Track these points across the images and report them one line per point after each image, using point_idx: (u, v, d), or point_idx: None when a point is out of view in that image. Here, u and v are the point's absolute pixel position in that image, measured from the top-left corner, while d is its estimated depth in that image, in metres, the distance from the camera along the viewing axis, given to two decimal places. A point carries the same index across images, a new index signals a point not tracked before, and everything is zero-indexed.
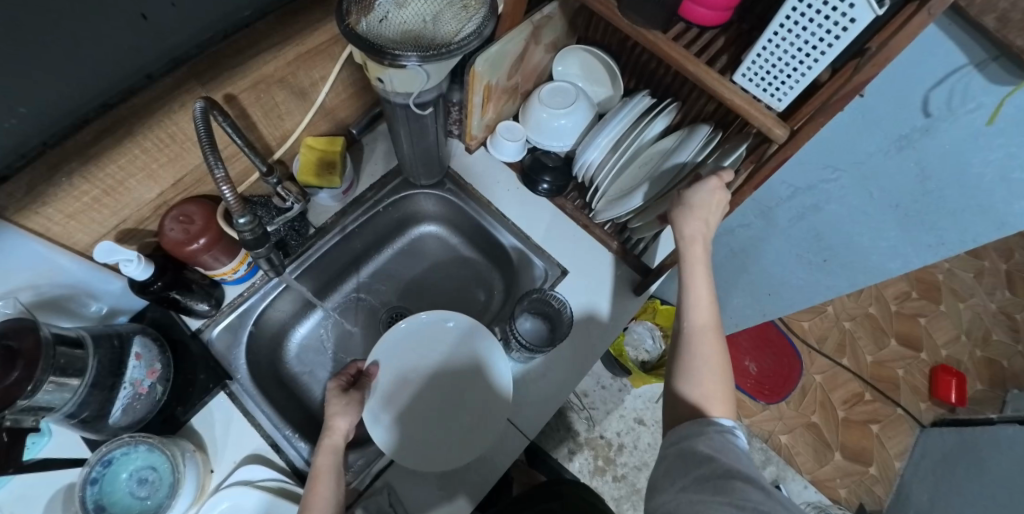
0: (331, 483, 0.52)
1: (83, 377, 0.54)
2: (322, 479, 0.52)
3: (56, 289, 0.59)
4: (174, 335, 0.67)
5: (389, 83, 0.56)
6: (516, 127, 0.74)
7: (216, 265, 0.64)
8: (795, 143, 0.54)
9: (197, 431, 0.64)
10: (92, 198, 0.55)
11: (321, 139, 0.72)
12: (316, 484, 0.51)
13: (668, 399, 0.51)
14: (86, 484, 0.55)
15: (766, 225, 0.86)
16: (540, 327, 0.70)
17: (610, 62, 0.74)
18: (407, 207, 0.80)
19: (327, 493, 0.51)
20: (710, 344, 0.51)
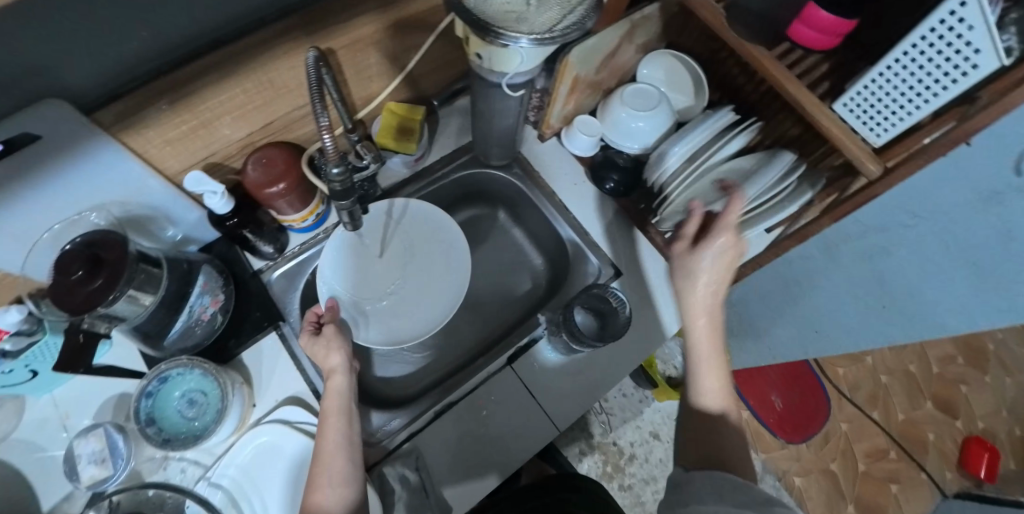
0: (339, 432, 0.54)
1: (156, 296, 0.57)
2: (332, 425, 0.55)
3: (141, 208, 0.62)
4: (238, 271, 0.70)
5: (487, 60, 0.57)
6: (592, 123, 0.74)
7: (286, 211, 0.67)
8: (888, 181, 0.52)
9: (246, 365, 0.67)
10: (190, 128, 0.57)
11: (403, 106, 0.73)
12: (326, 428, 0.54)
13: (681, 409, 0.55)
14: (142, 396, 0.60)
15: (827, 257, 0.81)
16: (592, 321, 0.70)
17: (697, 71, 0.74)
18: (471, 184, 0.82)
19: (336, 438, 0.54)
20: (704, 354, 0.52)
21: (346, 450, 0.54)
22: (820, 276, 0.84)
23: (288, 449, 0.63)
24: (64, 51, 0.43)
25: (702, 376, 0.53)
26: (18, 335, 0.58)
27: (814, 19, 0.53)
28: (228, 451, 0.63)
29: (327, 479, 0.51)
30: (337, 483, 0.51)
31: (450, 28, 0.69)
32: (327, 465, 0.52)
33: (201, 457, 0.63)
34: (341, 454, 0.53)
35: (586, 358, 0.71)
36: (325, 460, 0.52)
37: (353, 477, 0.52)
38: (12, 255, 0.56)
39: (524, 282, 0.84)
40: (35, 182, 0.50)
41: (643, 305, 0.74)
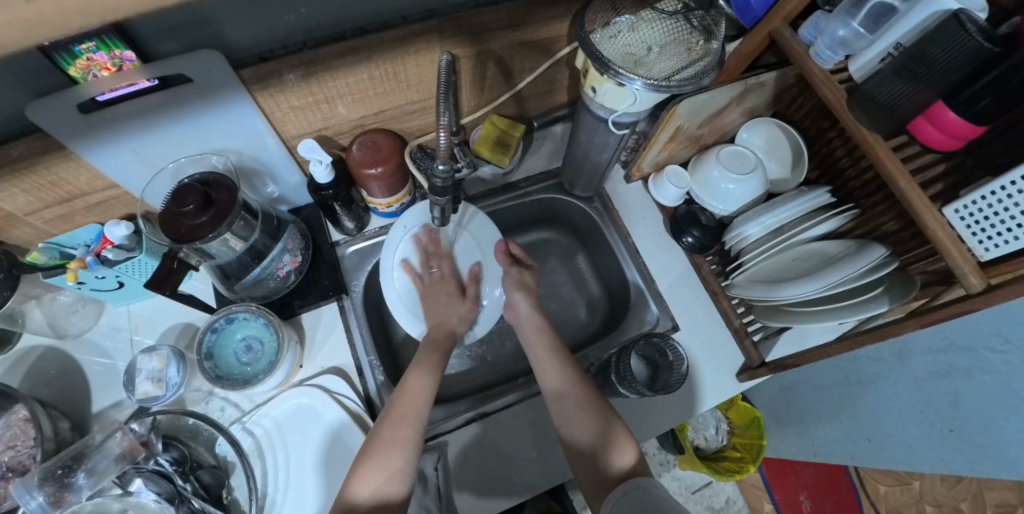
0: (426, 386, 0.60)
1: (246, 242, 0.61)
2: (409, 396, 0.59)
3: (254, 162, 0.68)
4: (319, 239, 0.74)
5: (600, 95, 0.59)
6: (682, 177, 0.75)
7: (376, 195, 0.71)
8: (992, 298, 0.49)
9: (304, 327, 0.70)
10: (314, 100, 0.62)
11: (504, 120, 0.76)
12: (405, 394, 0.59)
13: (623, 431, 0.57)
14: (208, 330, 0.64)
15: (898, 368, 0.77)
16: (646, 370, 0.69)
17: (801, 146, 0.73)
18: (551, 208, 0.84)
19: (416, 407, 0.58)
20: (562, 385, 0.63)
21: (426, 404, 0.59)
22: (888, 383, 0.79)
23: (321, 415, 0.65)
24: (236, 13, 0.48)
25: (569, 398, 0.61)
26: (120, 248, 0.63)
27: (940, 117, 0.51)
28: (267, 402, 0.65)
29: (402, 446, 0.54)
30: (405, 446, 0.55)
31: (566, 57, 0.72)
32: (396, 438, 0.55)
33: (241, 402, 0.66)
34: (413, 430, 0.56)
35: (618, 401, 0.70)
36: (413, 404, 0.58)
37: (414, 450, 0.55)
38: (140, 176, 0.62)
39: (578, 313, 0.85)
40: (177, 118, 0.56)
41: (694, 366, 0.72)
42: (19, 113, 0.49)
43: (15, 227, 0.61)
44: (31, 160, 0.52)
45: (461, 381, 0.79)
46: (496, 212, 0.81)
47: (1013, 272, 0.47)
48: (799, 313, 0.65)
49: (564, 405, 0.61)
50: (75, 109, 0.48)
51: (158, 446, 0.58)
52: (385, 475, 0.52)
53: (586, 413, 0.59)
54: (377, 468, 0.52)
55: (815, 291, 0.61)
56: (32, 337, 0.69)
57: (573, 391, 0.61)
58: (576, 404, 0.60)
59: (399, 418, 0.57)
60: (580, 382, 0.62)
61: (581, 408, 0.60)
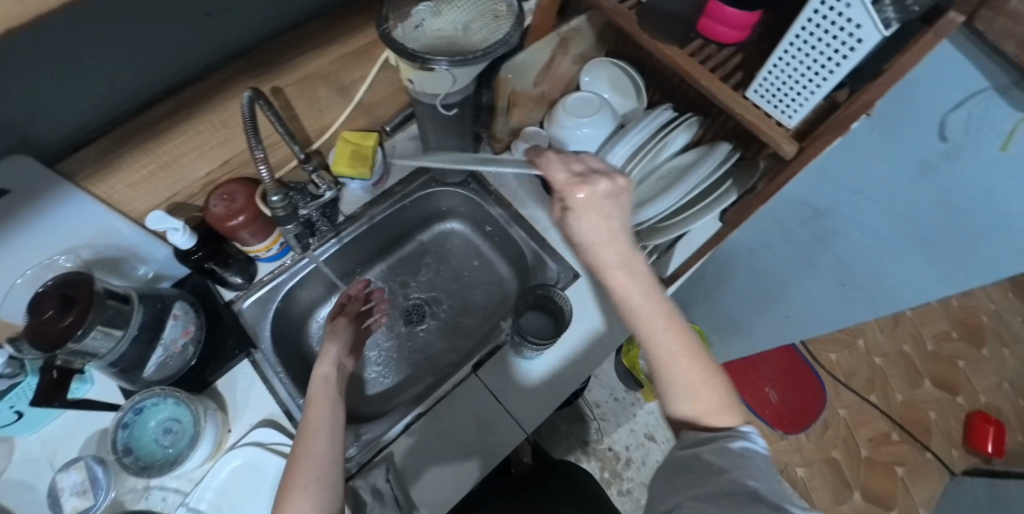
0: (323, 413, 0.51)
1: (128, 329, 0.60)
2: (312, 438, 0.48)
3: (112, 249, 0.66)
4: (209, 304, 0.72)
5: (418, 84, 0.60)
6: (541, 135, 0.77)
7: (251, 242, 0.70)
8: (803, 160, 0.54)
9: (220, 393, 0.69)
10: (150, 170, 0.61)
11: (355, 133, 0.76)
12: (312, 412, 0.51)
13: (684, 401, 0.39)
14: (118, 427, 0.62)
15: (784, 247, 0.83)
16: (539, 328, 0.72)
17: (637, 77, 0.77)
18: (433, 203, 0.86)
19: (320, 417, 0.50)
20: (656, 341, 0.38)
21: (330, 438, 0.49)
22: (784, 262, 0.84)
23: (261, 470, 0.64)
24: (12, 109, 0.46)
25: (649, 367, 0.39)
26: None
27: (721, 14, 0.55)
28: (204, 475, 0.65)
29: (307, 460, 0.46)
30: (313, 481, 0.44)
31: None
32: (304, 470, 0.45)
33: (180, 484, 0.65)
34: (333, 469, 0.47)
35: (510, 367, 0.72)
36: (314, 420, 0.50)
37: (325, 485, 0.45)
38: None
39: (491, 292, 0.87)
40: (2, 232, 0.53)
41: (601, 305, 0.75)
42: None
43: None
44: None
45: (399, 394, 0.81)
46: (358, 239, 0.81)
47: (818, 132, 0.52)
48: (676, 224, 0.69)
49: (667, 383, 0.39)
50: None
51: None
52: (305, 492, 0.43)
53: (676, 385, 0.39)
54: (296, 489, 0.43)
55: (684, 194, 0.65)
56: None
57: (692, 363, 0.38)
58: (689, 366, 0.39)
59: (314, 435, 0.48)
60: (663, 310, 0.39)
61: (621, 347, 0.40)
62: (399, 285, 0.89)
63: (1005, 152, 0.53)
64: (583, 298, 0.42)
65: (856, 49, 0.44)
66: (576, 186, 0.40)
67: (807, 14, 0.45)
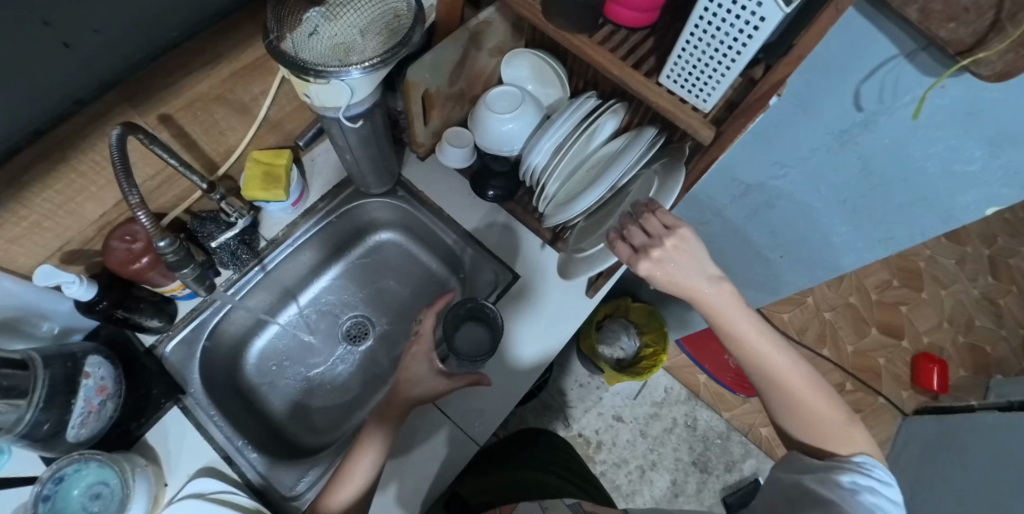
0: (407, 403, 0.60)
1: (32, 401, 0.53)
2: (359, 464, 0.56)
3: (3, 312, 0.58)
4: (128, 352, 0.68)
5: (316, 98, 0.55)
6: (462, 134, 0.75)
7: (164, 282, 0.66)
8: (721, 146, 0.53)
9: (152, 447, 0.65)
10: (32, 222, 0.54)
11: (267, 152, 0.72)
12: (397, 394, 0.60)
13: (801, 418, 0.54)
14: (37, 501, 0.57)
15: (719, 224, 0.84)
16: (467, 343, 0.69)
17: (557, 65, 0.74)
18: (361, 216, 0.83)
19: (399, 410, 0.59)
20: (780, 369, 0.54)
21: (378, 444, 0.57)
22: None
23: None
24: None
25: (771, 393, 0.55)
26: None
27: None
28: None
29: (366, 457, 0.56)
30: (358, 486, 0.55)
31: None
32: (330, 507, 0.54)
33: None
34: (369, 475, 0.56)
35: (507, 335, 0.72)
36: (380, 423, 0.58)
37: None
38: None
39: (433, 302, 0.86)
40: None
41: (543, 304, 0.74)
42: None
43: None
44: None
45: (348, 417, 0.81)
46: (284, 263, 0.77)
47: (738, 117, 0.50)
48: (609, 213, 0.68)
49: (788, 413, 0.55)
50: None
51: None
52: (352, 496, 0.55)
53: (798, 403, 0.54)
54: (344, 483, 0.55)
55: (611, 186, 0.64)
56: None
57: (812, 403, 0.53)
58: (795, 410, 0.54)
59: (374, 436, 0.57)
60: (798, 367, 0.54)
61: (822, 403, 0.54)
62: (337, 305, 0.87)
63: (915, 119, 0.52)
64: (763, 350, 0.54)
65: (760, 28, 0.41)
66: (637, 261, 0.50)
67: None
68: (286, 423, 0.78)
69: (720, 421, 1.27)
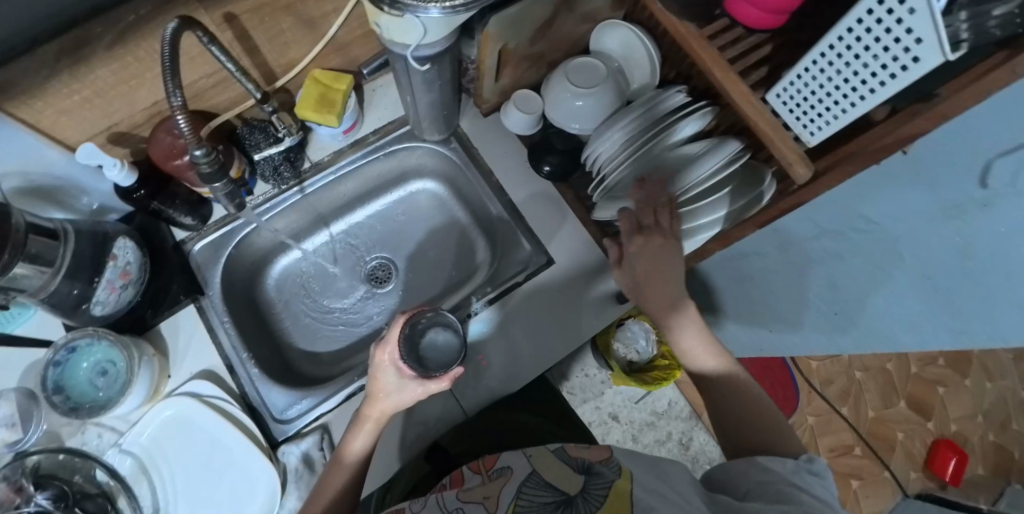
0: (388, 403, 0.51)
1: (56, 268, 0.55)
2: (357, 438, 0.52)
3: (48, 179, 0.60)
4: (157, 243, 0.68)
5: (385, 30, 0.50)
6: (533, 100, 0.68)
7: (201, 184, 0.65)
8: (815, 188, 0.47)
9: (162, 337, 0.66)
10: (83, 98, 0.53)
11: (328, 73, 0.67)
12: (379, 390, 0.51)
13: (747, 427, 0.52)
14: (50, 364, 0.60)
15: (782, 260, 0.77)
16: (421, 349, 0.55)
17: (650, 46, 0.66)
18: (409, 158, 0.79)
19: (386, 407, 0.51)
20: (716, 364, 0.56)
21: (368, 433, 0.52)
22: None
23: (195, 421, 0.63)
24: None
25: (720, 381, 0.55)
26: None
27: None
28: (139, 420, 0.63)
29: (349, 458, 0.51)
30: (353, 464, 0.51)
31: None
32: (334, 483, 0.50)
33: (117, 424, 0.64)
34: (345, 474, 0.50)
35: (541, 326, 0.69)
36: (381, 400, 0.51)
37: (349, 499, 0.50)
38: None
39: (464, 262, 0.82)
40: None
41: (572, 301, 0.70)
42: None
43: None
44: None
45: (353, 355, 0.79)
46: (325, 187, 0.75)
47: (838, 155, 0.45)
48: None
49: (740, 411, 0.53)
50: None
51: (31, 489, 0.58)
52: (346, 460, 0.51)
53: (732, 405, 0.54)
54: (336, 469, 0.51)
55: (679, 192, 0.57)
56: None
57: (747, 404, 0.53)
58: (744, 402, 0.54)
59: (369, 426, 0.51)
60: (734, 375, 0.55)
61: (746, 406, 0.53)
62: (366, 242, 0.85)
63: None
64: (701, 351, 0.56)
65: (908, 70, 0.34)
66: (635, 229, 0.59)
67: (856, 14, 0.35)
68: (294, 344, 0.79)
69: (714, 448, 1.24)
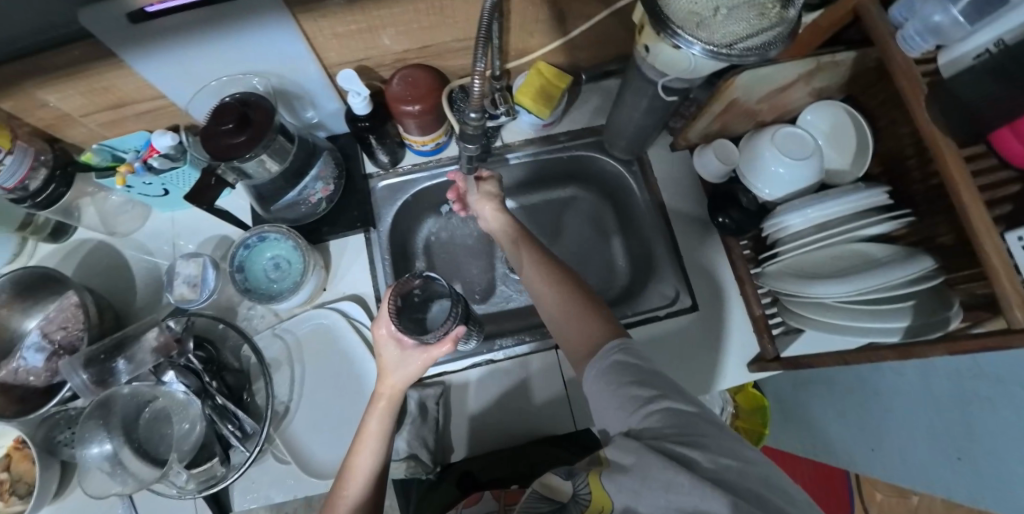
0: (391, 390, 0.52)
1: (281, 165, 0.64)
2: (370, 421, 0.52)
3: (294, 86, 0.68)
4: (353, 170, 0.77)
5: (653, 55, 0.55)
6: (731, 152, 0.72)
7: (413, 132, 0.71)
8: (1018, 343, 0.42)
9: (330, 252, 0.74)
10: (360, 28, 0.60)
11: (552, 70, 0.73)
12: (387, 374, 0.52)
13: (581, 336, 0.52)
14: (241, 245, 0.69)
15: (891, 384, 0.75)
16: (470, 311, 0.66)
17: (866, 136, 0.66)
18: (584, 166, 0.84)
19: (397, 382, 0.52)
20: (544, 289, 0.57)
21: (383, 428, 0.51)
22: (899, 401, 0.73)
23: (337, 335, 0.71)
24: None
25: (558, 321, 0.55)
26: (165, 157, 0.66)
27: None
28: (291, 318, 0.71)
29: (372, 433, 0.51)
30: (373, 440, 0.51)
31: (627, 7, 0.67)
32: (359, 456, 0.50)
33: (268, 313, 0.72)
34: (376, 440, 0.51)
35: None
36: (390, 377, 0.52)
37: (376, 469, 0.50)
38: (186, 89, 0.64)
39: (598, 277, 0.86)
40: (220, 34, 0.55)
41: (701, 355, 0.73)
42: (68, 18, 0.50)
43: (71, 126, 0.67)
44: (83, 65, 0.55)
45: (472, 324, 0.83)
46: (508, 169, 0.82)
47: None
48: (837, 311, 0.61)
49: (567, 318, 0.54)
50: (123, 19, 0.48)
51: (190, 344, 0.65)
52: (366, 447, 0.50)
53: (573, 320, 0.53)
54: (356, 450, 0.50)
55: (861, 292, 0.57)
56: (83, 231, 0.77)
57: (565, 304, 0.55)
58: (574, 315, 0.53)
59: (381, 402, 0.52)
60: (572, 300, 0.55)
61: (578, 322, 0.53)
62: None
63: None
64: (567, 307, 0.55)
65: None
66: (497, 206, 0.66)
67: None
68: None
69: None
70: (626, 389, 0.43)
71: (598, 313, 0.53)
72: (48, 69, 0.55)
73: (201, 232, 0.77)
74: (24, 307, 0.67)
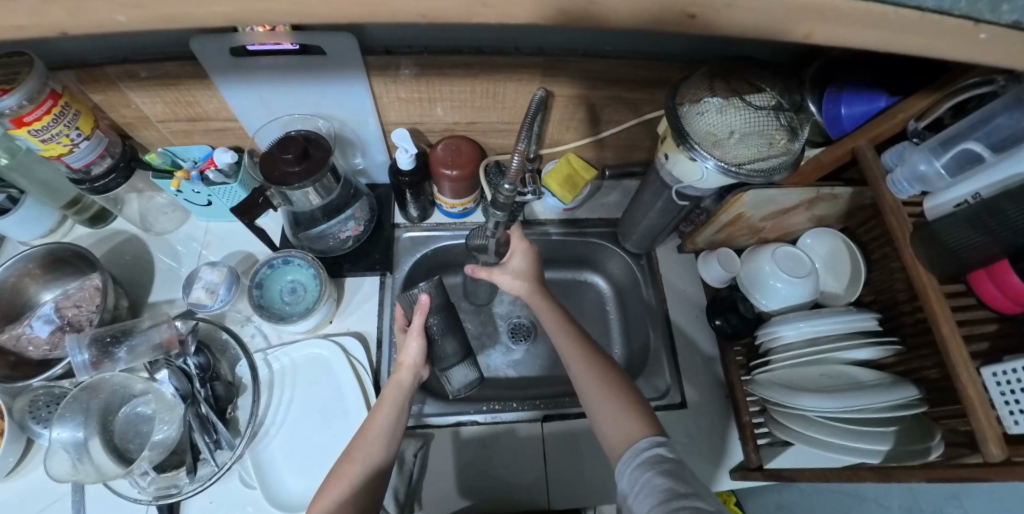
0: (388, 412, 0.60)
1: (323, 200, 0.70)
2: (380, 416, 0.59)
3: (353, 135, 0.76)
4: (385, 218, 0.83)
5: (671, 162, 0.62)
6: (732, 260, 0.78)
7: (447, 194, 0.78)
8: (989, 473, 0.43)
9: (346, 287, 0.78)
10: (423, 96, 0.69)
11: (581, 161, 0.82)
12: (378, 411, 0.60)
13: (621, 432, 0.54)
14: (265, 265, 0.73)
15: None
16: None
17: (859, 265, 0.71)
18: (594, 251, 0.90)
19: (383, 423, 0.58)
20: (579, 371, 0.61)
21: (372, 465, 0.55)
22: None
23: (334, 367, 0.72)
24: None
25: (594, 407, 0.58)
26: (221, 172, 0.72)
27: (1006, 279, 0.47)
28: (292, 343, 0.73)
29: (361, 458, 0.55)
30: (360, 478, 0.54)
31: (653, 120, 0.78)
32: (359, 453, 0.55)
33: (270, 335, 0.74)
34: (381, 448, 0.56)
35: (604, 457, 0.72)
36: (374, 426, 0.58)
37: (377, 462, 0.55)
38: (258, 119, 0.72)
39: None
40: (303, 79, 0.64)
41: (682, 453, 0.73)
42: (186, 43, 0.60)
43: (146, 128, 0.75)
44: (181, 80, 0.64)
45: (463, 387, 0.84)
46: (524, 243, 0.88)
47: None
48: (821, 427, 0.62)
49: (605, 410, 0.57)
50: (228, 52, 0.58)
51: (191, 348, 0.66)
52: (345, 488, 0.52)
53: (612, 412, 0.56)
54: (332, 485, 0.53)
55: (844, 409, 0.59)
56: (122, 222, 0.83)
57: (603, 392, 0.58)
58: (615, 410, 0.56)
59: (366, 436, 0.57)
60: (610, 376, 0.60)
61: (625, 416, 0.55)
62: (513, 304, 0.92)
63: None
64: (602, 403, 0.57)
65: None
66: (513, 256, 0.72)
67: None
68: None
69: None
70: (666, 480, 0.46)
71: (637, 409, 0.56)
72: (150, 77, 0.63)
73: (232, 247, 0.82)
74: (46, 280, 0.71)
